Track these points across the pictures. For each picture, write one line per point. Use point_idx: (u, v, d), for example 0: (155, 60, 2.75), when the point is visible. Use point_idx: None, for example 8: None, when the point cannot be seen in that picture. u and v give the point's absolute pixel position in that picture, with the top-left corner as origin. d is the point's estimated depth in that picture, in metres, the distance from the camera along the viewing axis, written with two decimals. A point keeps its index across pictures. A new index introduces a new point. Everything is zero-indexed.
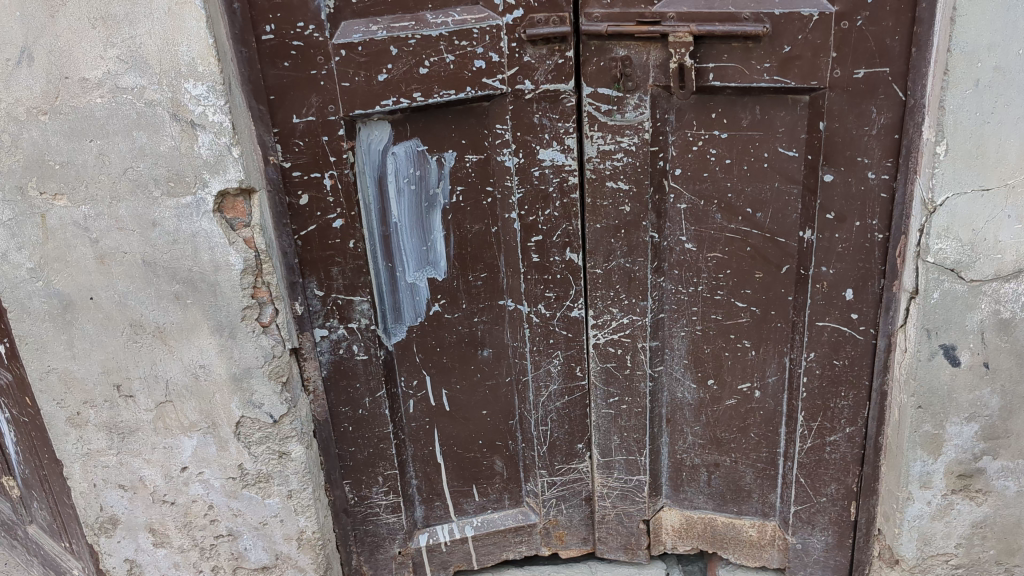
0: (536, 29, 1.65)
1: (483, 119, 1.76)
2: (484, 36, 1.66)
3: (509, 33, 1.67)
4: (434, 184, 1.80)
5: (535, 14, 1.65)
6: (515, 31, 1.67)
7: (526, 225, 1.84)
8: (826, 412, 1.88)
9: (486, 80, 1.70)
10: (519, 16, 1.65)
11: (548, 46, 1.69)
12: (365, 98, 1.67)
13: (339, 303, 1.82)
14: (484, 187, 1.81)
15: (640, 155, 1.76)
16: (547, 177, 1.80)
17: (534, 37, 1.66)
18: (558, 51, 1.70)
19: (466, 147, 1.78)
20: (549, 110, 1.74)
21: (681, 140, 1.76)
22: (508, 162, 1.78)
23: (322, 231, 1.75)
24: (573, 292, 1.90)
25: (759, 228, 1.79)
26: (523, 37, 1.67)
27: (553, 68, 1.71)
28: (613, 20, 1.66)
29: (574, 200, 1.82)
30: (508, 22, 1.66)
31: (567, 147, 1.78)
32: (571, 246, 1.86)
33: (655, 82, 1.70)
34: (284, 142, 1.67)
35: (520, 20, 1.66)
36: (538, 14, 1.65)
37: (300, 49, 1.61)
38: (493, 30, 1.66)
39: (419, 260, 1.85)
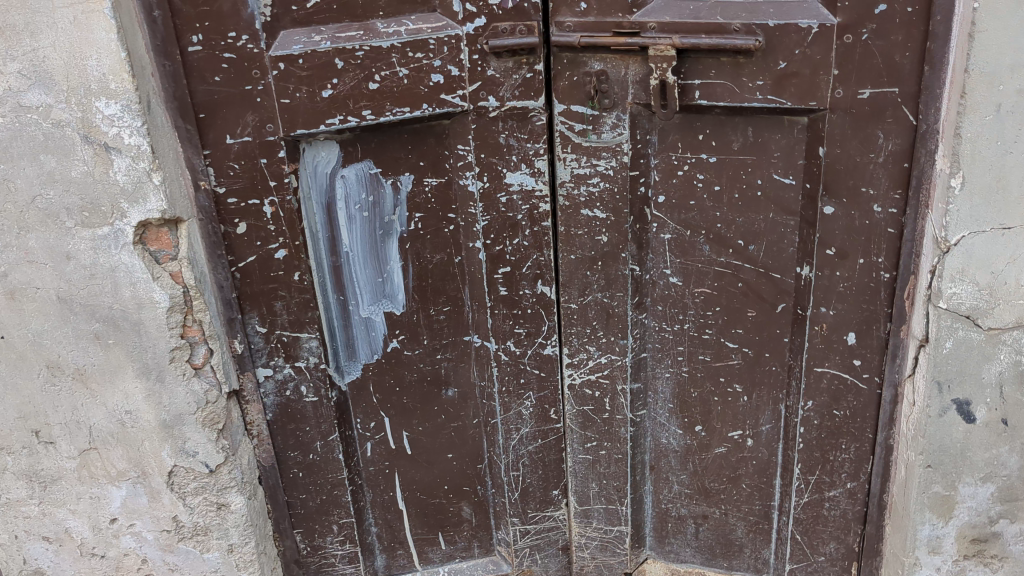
0: (498, 41, 1.47)
1: (444, 139, 1.58)
2: (441, 48, 1.48)
3: (470, 44, 1.49)
4: (388, 211, 1.62)
5: (499, 23, 1.47)
6: (477, 41, 1.49)
7: (492, 255, 1.66)
8: (825, 465, 1.69)
9: (445, 96, 1.51)
10: (482, 25, 1.48)
11: (514, 59, 1.50)
12: (307, 116, 1.49)
13: (284, 340, 1.64)
14: (446, 213, 1.64)
15: (618, 181, 1.58)
16: (516, 203, 1.62)
17: (498, 48, 1.47)
18: (526, 63, 1.51)
19: (425, 170, 1.60)
20: (517, 130, 1.56)
21: (665, 163, 1.57)
22: (471, 187, 1.60)
23: (263, 262, 1.57)
24: (545, 328, 1.72)
25: (752, 262, 1.60)
26: (486, 48, 1.49)
27: (521, 83, 1.52)
28: (587, 29, 1.47)
29: (546, 229, 1.64)
30: (469, 32, 1.48)
31: (537, 170, 1.59)
32: (543, 278, 1.69)
33: (635, 99, 1.51)
34: (217, 165, 1.49)
35: (482, 29, 1.48)
36: (503, 23, 1.47)
37: (232, 62, 1.43)
38: (452, 41, 1.48)
39: (374, 292, 1.68)
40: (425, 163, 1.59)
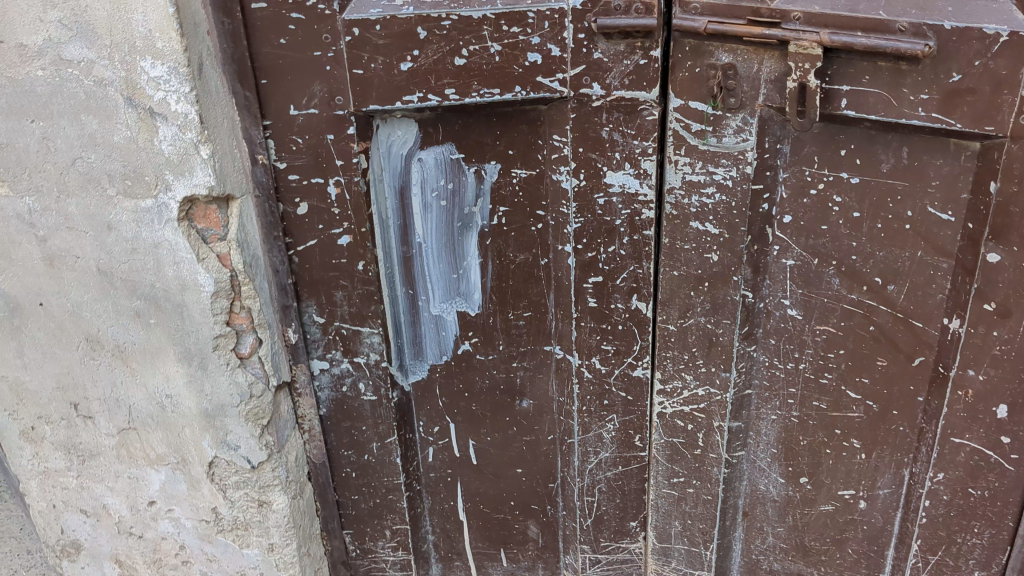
0: (609, 20, 1.25)
1: (538, 126, 1.36)
2: (541, 23, 1.26)
3: (576, 20, 1.27)
4: (469, 202, 1.43)
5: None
6: (584, 18, 1.26)
7: (583, 262, 1.45)
8: (950, 546, 1.43)
9: (541, 79, 1.30)
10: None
11: (627, 42, 1.27)
12: (382, 90, 1.30)
13: (343, 333, 1.48)
14: (535, 210, 1.44)
15: (736, 194, 1.34)
16: (615, 206, 1.40)
17: (608, 28, 1.25)
18: (640, 48, 1.28)
19: (514, 160, 1.40)
20: (623, 124, 1.34)
21: (796, 179, 1.32)
22: (564, 184, 1.40)
23: (324, 248, 1.41)
24: (636, 348, 1.51)
25: (889, 304, 1.34)
26: (594, 27, 1.26)
27: (632, 70, 1.30)
28: (716, 13, 1.23)
29: (647, 238, 1.42)
30: (576, 7, 1.26)
31: (643, 171, 1.37)
32: (639, 292, 1.47)
33: (766, 102, 1.26)
34: (278, 138, 1.32)
35: (591, 4, 1.25)
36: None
37: (301, 24, 1.25)
38: (555, 16, 1.26)
39: (447, 289, 1.49)
40: (515, 151, 1.39)
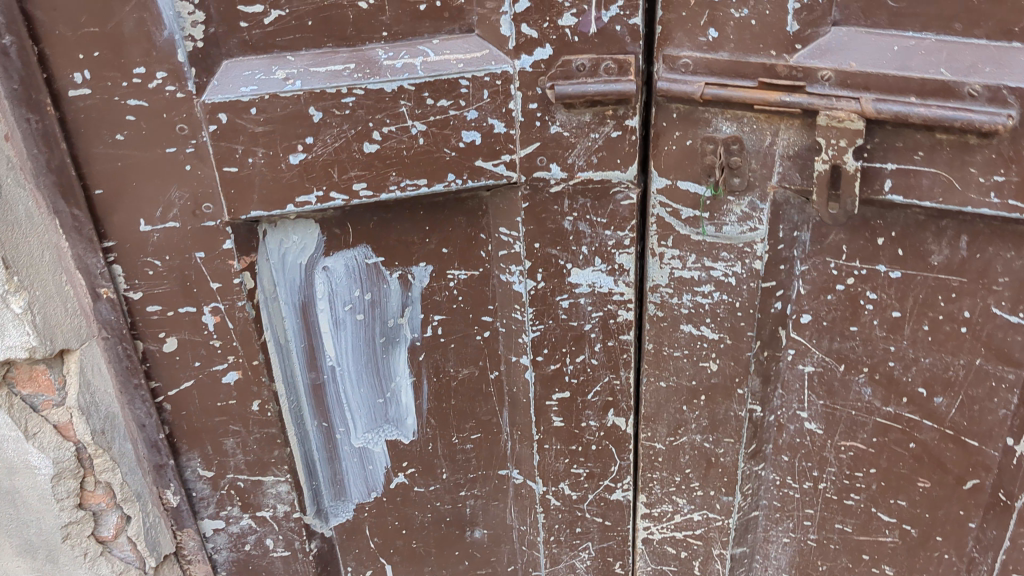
0: (568, 86, 0.93)
1: (478, 217, 1.05)
2: (479, 92, 0.93)
3: (523, 87, 0.94)
4: (393, 313, 1.09)
5: (574, 55, 0.93)
6: (537, 82, 0.94)
7: (545, 376, 1.13)
8: None
9: (482, 162, 0.97)
10: (545, 57, 0.93)
11: (594, 110, 0.96)
12: (266, 190, 0.95)
13: (240, 486, 1.14)
14: (480, 317, 1.11)
15: (741, 293, 1.03)
16: (584, 309, 1.09)
17: (570, 96, 0.93)
18: (611, 117, 0.96)
19: (450, 258, 1.07)
20: (591, 212, 1.02)
21: (818, 272, 1.02)
22: (517, 286, 1.07)
23: (204, 390, 1.06)
24: (614, 470, 1.21)
25: (936, 420, 1.05)
26: (550, 94, 0.94)
27: (603, 144, 0.98)
28: (714, 71, 0.91)
29: (626, 344, 1.12)
30: (525, 69, 0.93)
31: (618, 267, 1.06)
32: (617, 406, 1.16)
33: (782, 182, 0.95)
34: (127, 261, 0.96)
35: (545, 64, 0.93)
36: (580, 56, 0.93)
37: (143, 112, 0.89)
38: (497, 82, 0.93)
39: (371, 416, 1.16)
40: (451, 248, 1.06)
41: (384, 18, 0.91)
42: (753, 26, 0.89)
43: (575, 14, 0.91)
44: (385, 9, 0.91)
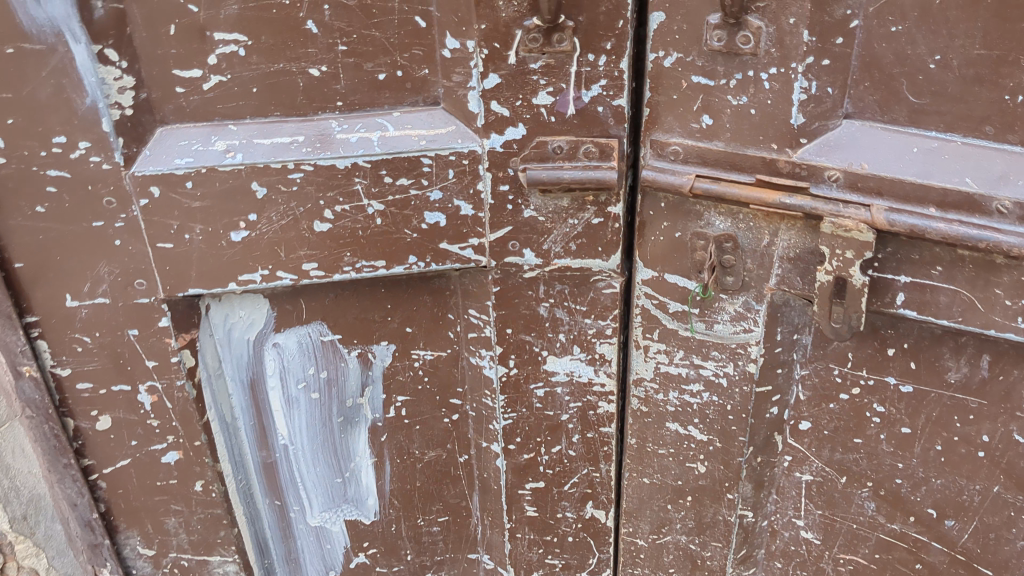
0: (541, 171, 0.83)
1: (444, 297, 0.95)
2: (444, 171, 0.84)
3: (493, 167, 0.84)
4: (351, 392, 1.00)
5: (551, 136, 0.83)
6: (508, 163, 0.84)
7: (517, 465, 1.03)
8: None
9: (447, 245, 0.87)
10: (517, 137, 0.83)
11: (573, 195, 0.86)
12: (206, 267, 0.86)
13: (183, 565, 1.05)
14: (447, 399, 1.02)
15: (733, 396, 0.93)
16: (560, 399, 0.99)
17: (543, 182, 0.83)
18: (592, 202, 0.86)
19: (414, 338, 0.97)
20: (568, 299, 0.93)
21: (819, 378, 0.91)
22: (488, 371, 0.97)
23: (142, 469, 0.97)
24: (592, 561, 1.12)
25: (947, 544, 0.94)
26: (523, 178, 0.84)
27: (583, 231, 0.88)
28: (707, 162, 0.81)
29: (606, 436, 1.02)
30: (495, 149, 0.83)
31: (598, 356, 0.96)
32: (596, 498, 1.07)
33: (781, 285, 0.85)
34: (54, 337, 0.88)
35: (518, 146, 0.83)
36: (557, 138, 0.83)
37: (65, 184, 0.80)
38: (464, 162, 0.83)
39: (329, 496, 1.07)
40: (415, 327, 0.97)
41: (339, 87, 0.82)
42: (752, 115, 0.78)
43: (551, 92, 0.81)
44: (341, 76, 0.81)
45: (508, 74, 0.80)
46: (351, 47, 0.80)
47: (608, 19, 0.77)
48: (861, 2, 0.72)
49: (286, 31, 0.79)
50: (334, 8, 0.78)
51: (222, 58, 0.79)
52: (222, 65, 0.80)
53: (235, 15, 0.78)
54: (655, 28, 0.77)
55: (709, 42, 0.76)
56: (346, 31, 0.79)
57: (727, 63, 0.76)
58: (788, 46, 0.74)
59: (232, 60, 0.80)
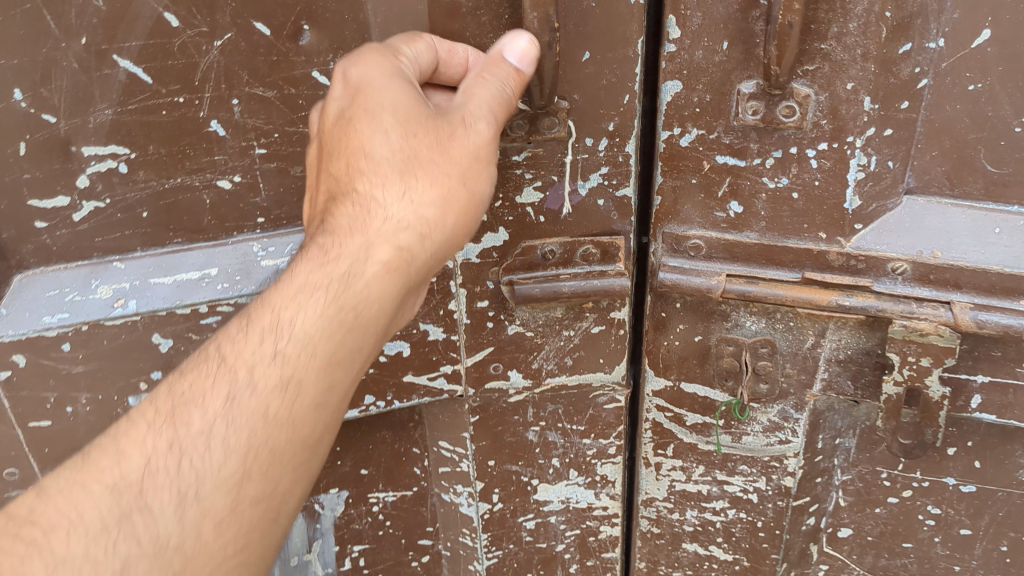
0: (533, 285, 0.67)
1: (407, 430, 0.78)
2: None
3: (467, 282, 0.68)
4: (297, 551, 0.83)
5: (540, 239, 0.67)
6: (487, 275, 0.68)
7: None
8: None
9: (415, 377, 0.71)
10: (497, 244, 0.67)
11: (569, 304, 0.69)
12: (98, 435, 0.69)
13: None
14: (414, 541, 0.86)
15: (765, 512, 0.78)
16: (556, 530, 0.84)
17: (534, 297, 0.67)
18: (591, 308, 0.69)
19: (371, 480, 0.81)
20: (562, 420, 0.76)
21: (864, 482, 0.77)
22: (467, 507, 0.82)
23: None
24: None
25: None
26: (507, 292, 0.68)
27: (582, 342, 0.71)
28: (737, 256, 0.65)
29: (610, 562, 0.87)
30: (470, 262, 0.67)
31: (599, 478, 0.81)
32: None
33: (828, 390, 0.69)
34: None
35: (498, 256, 0.67)
36: (548, 240, 0.67)
37: None
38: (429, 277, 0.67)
39: None
40: (372, 470, 0.80)
41: (259, 200, 0.64)
42: (794, 200, 0.62)
43: (539, 187, 0.65)
44: (261, 187, 0.64)
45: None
46: (271, 148, 0.62)
47: (609, 94, 0.61)
48: (932, 57, 0.57)
49: (182, 136, 0.61)
50: (244, 101, 0.60)
51: (97, 176, 0.62)
52: (98, 187, 0.62)
53: (109, 122, 0.60)
54: (668, 100, 0.61)
55: (741, 116, 0.59)
56: (264, 129, 0.61)
57: (763, 139, 0.60)
58: (844, 116, 0.58)
59: (109, 180, 0.62)
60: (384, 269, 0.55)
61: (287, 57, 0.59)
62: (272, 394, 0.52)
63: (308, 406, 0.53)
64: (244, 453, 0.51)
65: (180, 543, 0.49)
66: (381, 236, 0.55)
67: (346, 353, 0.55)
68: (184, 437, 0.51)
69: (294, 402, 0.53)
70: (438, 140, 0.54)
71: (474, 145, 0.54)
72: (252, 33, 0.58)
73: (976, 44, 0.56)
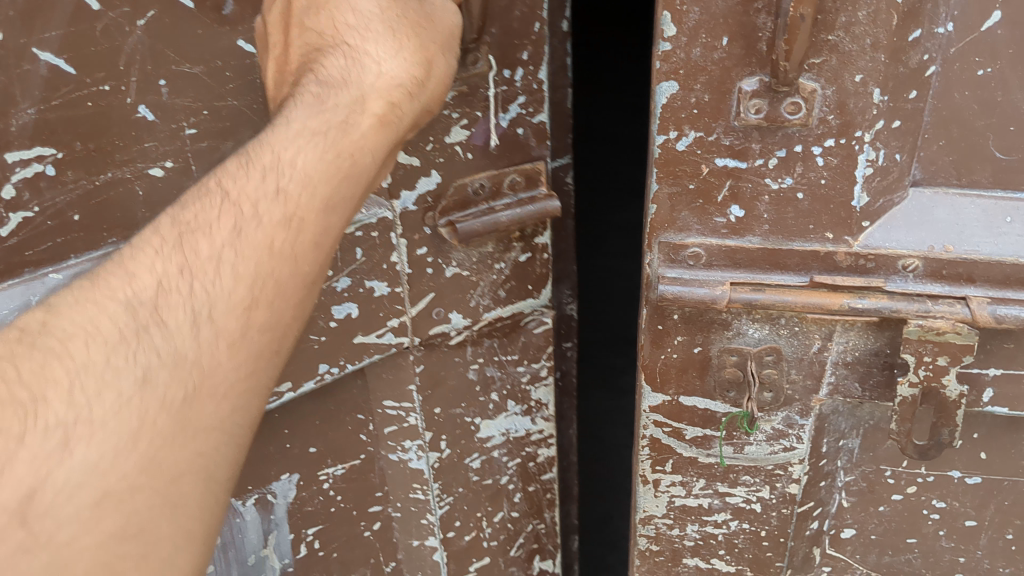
0: (472, 221, 0.70)
1: (351, 399, 0.77)
2: (350, 252, 0.67)
3: (406, 232, 0.69)
4: (252, 548, 0.79)
5: (470, 177, 0.69)
6: (424, 222, 0.69)
7: (457, 551, 0.90)
8: None
9: (361, 335, 0.71)
10: (431, 188, 0.68)
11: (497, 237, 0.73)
12: None
13: None
14: (366, 510, 0.84)
15: (769, 521, 0.75)
16: (500, 463, 0.87)
17: (477, 231, 0.70)
18: (517, 237, 0.75)
19: (319, 458, 0.78)
20: (498, 352, 0.80)
21: (867, 482, 0.74)
22: (416, 462, 0.82)
23: None
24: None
25: None
26: (446, 231, 0.70)
27: (512, 272, 0.76)
28: (740, 263, 0.61)
29: (547, 484, 0.93)
30: (408, 210, 0.68)
31: (533, 403, 0.86)
32: (541, 550, 0.98)
33: (834, 394, 0.66)
34: None
35: (434, 199, 0.69)
36: (477, 176, 0.69)
37: None
38: (375, 234, 0.67)
39: None
40: (320, 446, 0.78)
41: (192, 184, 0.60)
42: (799, 200, 0.58)
43: (466, 125, 0.67)
44: (193, 169, 0.60)
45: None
46: (201, 127, 0.59)
47: (523, 24, 0.65)
48: (940, 43, 0.54)
49: (110, 128, 0.56)
50: (172, 81, 0.57)
51: (22, 184, 0.54)
52: (24, 196, 0.55)
53: (33, 121, 0.53)
54: (664, 101, 0.56)
55: (743, 115, 0.55)
56: (193, 108, 0.58)
57: (765, 137, 0.56)
58: (852, 110, 0.55)
59: (37, 185, 0.55)
60: (375, 122, 0.52)
61: (211, 30, 0.56)
62: (277, 229, 0.47)
63: (308, 244, 0.49)
64: (249, 284, 0.46)
65: (197, 357, 0.44)
66: (373, 90, 0.53)
67: (342, 200, 0.51)
68: (195, 262, 0.45)
69: (298, 236, 0.48)
70: (420, 16, 0.54)
71: (446, 24, 0.56)
72: (176, 4, 0.55)
73: (986, 26, 0.53)
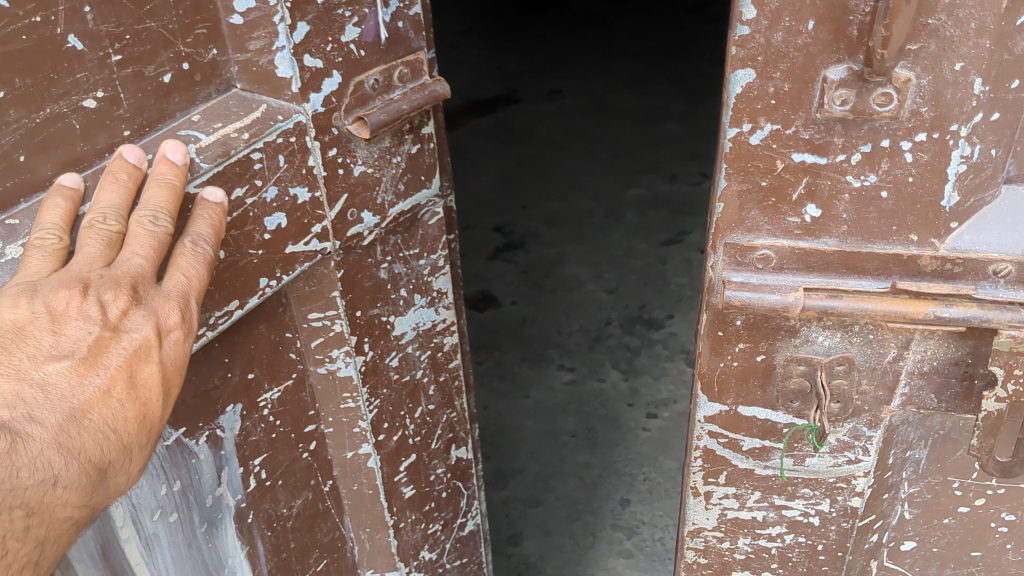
0: (378, 113, 0.63)
1: (278, 315, 0.65)
2: (274, 159, 0.57)
3: (320, 133, 0.60)
4: (209, 488, 0.65)
5: (364, 73, 0.62)
6: (332, 123, 0.61)
7: (389, 453, 0.80)
8: None
9: (293, 245, 0.60)
10: (333, 89, 0.60)
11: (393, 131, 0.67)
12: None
13: None
14: (301, 431, 0.72)
15: (828, 535, 0.70)
16: (413, 358, 0.79)
17: (388, 123, 0.63)
18: (409, 129, 0.68)
19: (258, 382, 0.66)
20: (403, 247, 0.73)
21: (933, 495, 0.68)
22: (343, 369, 0.71)
23: None
24: (464, 505, 0.96)
25: None
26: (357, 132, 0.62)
27: (408, 168, 0.70)
28: (814, 266, 0.56)
29: (455, 370, 0.86)
30: (316, 112, 0.59)
31: (435, 293, 0.79)
32: (456, 439, 0.91)
33: (905, 404, 0.61)
34: None
35: (337, 99, 0.61)
36: (370, 71, 0.63)
37: None
38: (293, 135, 0.57)
39: None
40: (258, 370, 0.65)
41: (123, 112, 0.51)
42: (883, 199, 0.53)
43: (357, 22, 0.61)
44: (121, 98, 0.51)
45: (316, 17, 0.57)
46: (127, 52, 0.50)
47: None
48: None
49: (44, 61, 0.46)
50: (96, 6, 0.47)
51: None
52: None
53: None
54: (738, 91, 0.51)
55: (827, 107, 0.50)
56: (117, 33, 0.49)
57: (848, 130, 0.51)
58: (947, 102, 0.49)
59: None
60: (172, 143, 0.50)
61: None
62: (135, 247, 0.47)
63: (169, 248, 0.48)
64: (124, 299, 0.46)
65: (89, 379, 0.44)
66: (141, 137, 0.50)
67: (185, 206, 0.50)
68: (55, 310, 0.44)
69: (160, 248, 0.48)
70: None
71: None
72: None
73: None
